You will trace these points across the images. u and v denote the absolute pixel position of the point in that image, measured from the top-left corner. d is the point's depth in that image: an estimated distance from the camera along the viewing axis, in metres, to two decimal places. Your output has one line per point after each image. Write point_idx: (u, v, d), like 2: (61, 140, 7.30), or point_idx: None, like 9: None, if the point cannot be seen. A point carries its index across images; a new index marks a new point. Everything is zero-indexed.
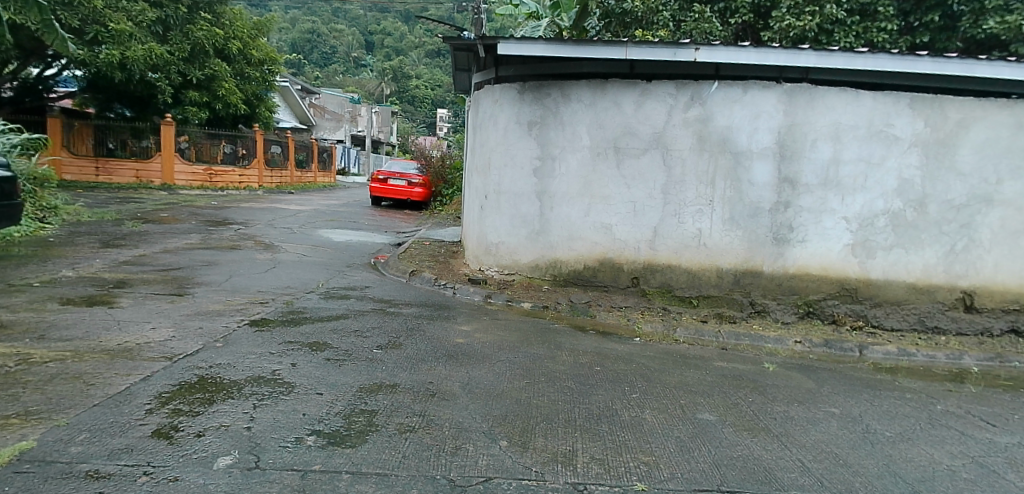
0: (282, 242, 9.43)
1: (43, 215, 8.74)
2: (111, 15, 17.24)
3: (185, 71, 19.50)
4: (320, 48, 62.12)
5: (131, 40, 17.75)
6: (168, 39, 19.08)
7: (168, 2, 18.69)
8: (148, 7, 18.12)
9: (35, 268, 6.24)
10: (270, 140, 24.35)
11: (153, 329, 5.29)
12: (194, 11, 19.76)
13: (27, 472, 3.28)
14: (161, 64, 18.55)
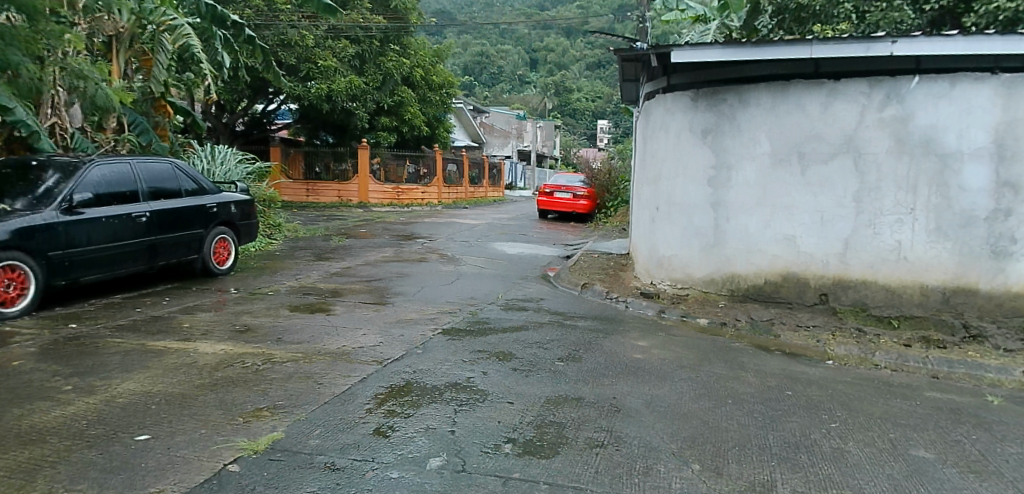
0: (462, 255, 10.00)
1: (269, 232, 10.10)
2: (320, 53, 19.73)
3: (378, 100, 21.28)
4: (488, 67, 65.41)
5: (336, 74, 19.96)
6: (364, 71, 20.91)
7: (364, 38, 20.53)
8: (348, 44, 20.23)
9: (267, 279, 7.20)
10: (447, 158, 26.06)
11: (364, 335, 5.82)
12: (386, 43, 21.39)
13: (280, 460, 3.69)
14: (359, 94, 20.54)
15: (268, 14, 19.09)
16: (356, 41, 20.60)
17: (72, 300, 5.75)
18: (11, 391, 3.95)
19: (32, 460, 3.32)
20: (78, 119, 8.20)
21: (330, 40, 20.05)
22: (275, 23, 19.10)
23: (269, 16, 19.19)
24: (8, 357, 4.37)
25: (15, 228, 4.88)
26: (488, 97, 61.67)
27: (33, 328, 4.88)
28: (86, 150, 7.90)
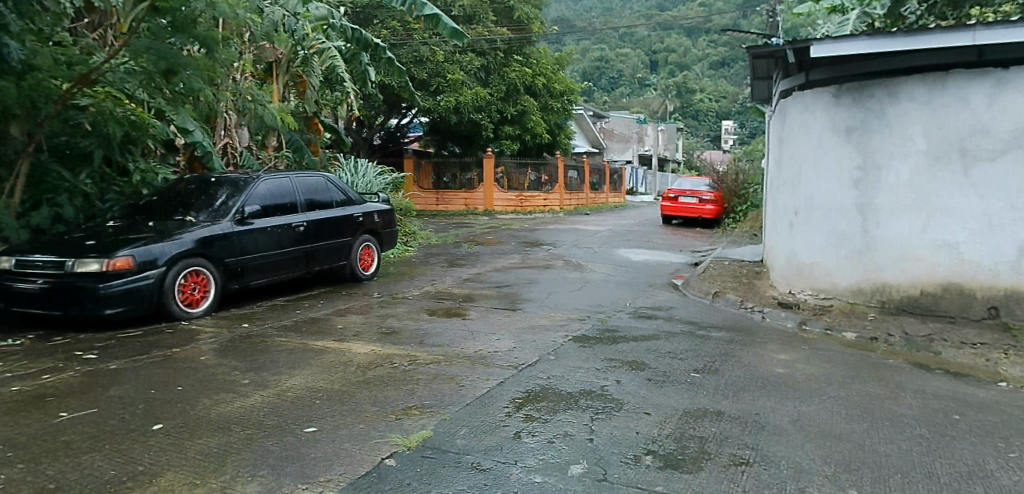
0: (588, 262, 10.00)
1: (405, 240, 10.66)
2: (448, 68, 20.46)
3: (502, 109, 21.90)
4: (608, 72, 65.02)
5: (463, 87, 20.76)
6: (489, 82, 21.68)
7: (489, 50, 21.30)
8: (474, 56, 21.02)
9: (407, 284, 7.61)
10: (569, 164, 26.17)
11: (499, 340, 5.95)
12: (509, 54, 22.06)
13: (431, 457, 3.84)
14: (484, 105, 21.23)
15: (401, 34, 19.82)
16: (482, 53, 21.39)
17: (244, 302, 6.39)
18: (202, 382, 4.44)
19: (219, 446, 3.70)
20: (246, 139, 9.09)
21: (457, 54, 20.83)
22: (409, 41, 19.87)
23: (404, 34, 19.92)
24: (197, 351, 4.91)
25: (200, 237, 5.51)
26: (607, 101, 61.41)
27: (216, 326, 5.46)
28: (253, 167, 8.77)
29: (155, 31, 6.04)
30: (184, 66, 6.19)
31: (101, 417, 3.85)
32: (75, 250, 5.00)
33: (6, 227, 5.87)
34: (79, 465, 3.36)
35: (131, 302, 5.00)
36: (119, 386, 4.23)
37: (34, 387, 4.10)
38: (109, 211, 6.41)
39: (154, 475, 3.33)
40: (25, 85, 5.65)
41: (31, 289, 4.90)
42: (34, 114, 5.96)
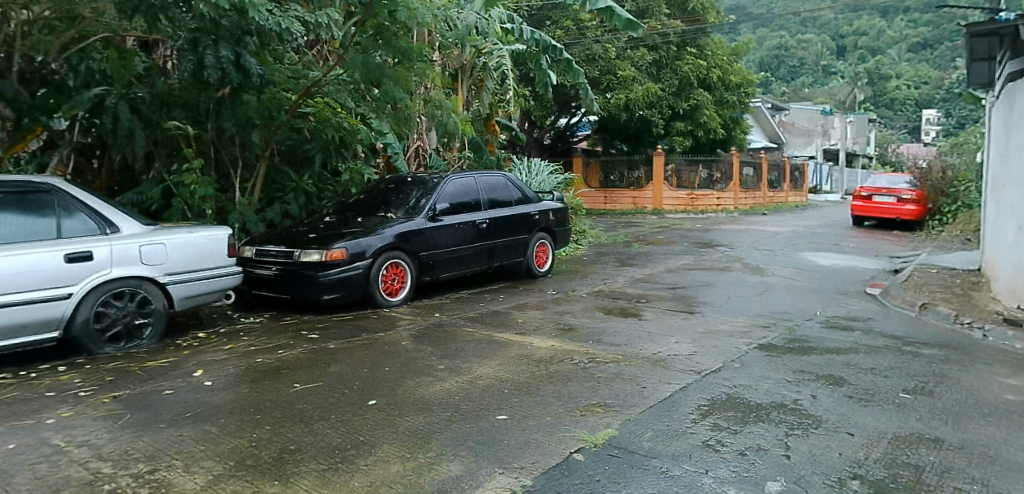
0: (769, 265, 9.41)
1: (575, 238, 10.83)
2: (619, 64, 20.33)
3: (674, 105, 21.33)
4: (787, 61, 60.43)
5: (634, 84, 20.48)
6: (661, 77, 21.24)
7: (662, 44, 20.89)
8: (646, 51, 20.72)
9: (581, 282, 7.73)
10: (746, 161, 24.67)
11: (678, 343, 5.76)
12: (682, 48, 21.53)
13: (618, 457, 3.73)
14: (655, 101, 20.86)
15: (576, 33, 20.03)
16: (654, 48, 21.06)
17: (433, 294, 6.88)
18: (404, 365, 4.84)
19: (423, 425, 4.01)
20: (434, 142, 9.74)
21: (629, 50, 20.64)
22: (582, 40, 19.98)
23: (577, 34, 20.10)
24: (397, 337, 5.37)
25: (400, 232, 6.04)
26: (785, 93, 57.23)
27: (412, 315, 5.93)
28: (438, 166, 9.53)
29: (364, 45, 6.81)
30: (387, 76, 6.91)
31: (325, 390, 4.36)
32: (299, 242, 5.76)
33: (248, 222, 6.97)
34: (311, 430, 3.82)
35: (344, 289, 5.62)
36: (338, 363, 4.76)
37: (272, 360, 4.74)
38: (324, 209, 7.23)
39: (371, 445, 3.70)
40: (263, 98, 6.68)
41: (268, 275, 5.71)
42: (270, 125, 6.92)
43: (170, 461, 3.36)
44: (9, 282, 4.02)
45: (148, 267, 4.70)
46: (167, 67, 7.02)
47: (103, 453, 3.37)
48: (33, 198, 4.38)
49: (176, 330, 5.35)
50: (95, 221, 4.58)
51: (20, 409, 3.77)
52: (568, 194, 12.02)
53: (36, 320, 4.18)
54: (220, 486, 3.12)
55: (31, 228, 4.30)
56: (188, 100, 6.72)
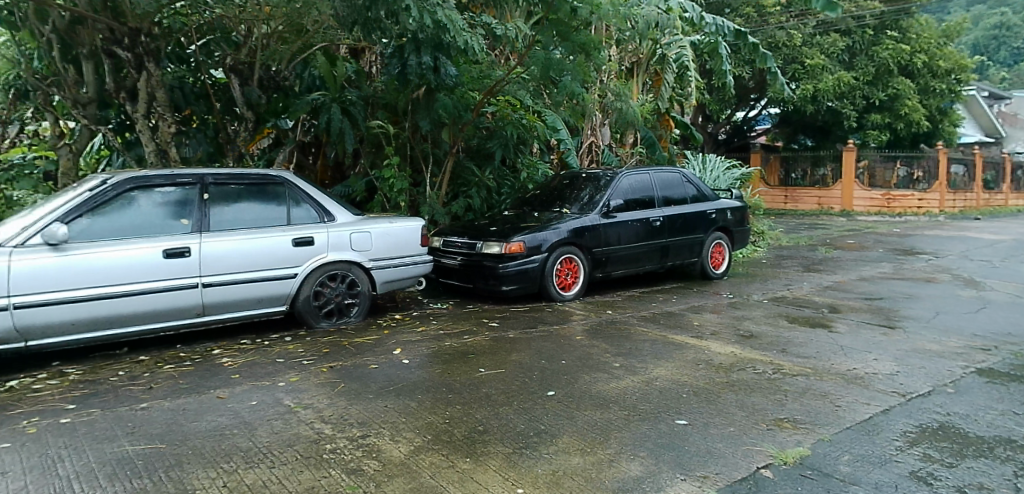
0: (988, 279, 8.21)
1: (754, 239, 10.30)
2: (806, 52, 18.82)
3: (869, 95, 19.45)
4: (1009, 41, 52.02)
5: (824, 73, 18.87)
6: (855, 65, 19.50)
7: (856, 28, 19.23)
8: (838, 37, 19.01)
9: (761, 286, 7.34)
10: (956, 158, 21.60)
11: (877, 360, 5.22)
12: (880, 31, 19.57)
13: (812, 478, 3.29)
14: (848, 91, 19.13)
15: (757, 20, 18.93)
16: (847, 33, 19.39)
17: (605, 290, 6.95)
18: (581, 359, 4.92)
19: (602, 419, 4.02)
20: (608, 137, 9.72)
21: (818, 36, 19.11)
22: (764, 27, 18.77)
23: (760, 21, 18.92)
24: (573, 331, 5.47)
25: (574, 228, 6.17)
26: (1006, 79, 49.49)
27: (585, 310, 6.02)
28: (611, 162, 9.60)
29: (547, 44, 6.93)
30: (568, 72, 7.03)
31: (508, 377, 4.56)
32: (482, 234, 6.10)
33: (436, 214, 7.57)
34: (497, 414, 4.01)
35: (520, 281, 5.87)
36: (518, 353, 4.96)
37: (458, 344, 5.06)
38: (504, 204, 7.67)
39: (552, 435, 3.77)
40: (454, 97, 7.15)
41: (453, 264, 6.14)
42: (457, 122, 7.46)
43: (377, 429, 3.72)
44: (251, 260, 4.76)
45: (357, 252, 5.32)
46: (372, 72, 7.82)
47: (324, 415, 3.82)
48: (270, 188, 5.10)
49: (377, 310, 5.94)
50: (316, 211, 5.25)
51: (258, 371, 4.40)
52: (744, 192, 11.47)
53: (269, 294, 4.90)
54: (422, 456, 3.39)
55: (268, 215, 5.03)
56: (388, 101, 7.40)
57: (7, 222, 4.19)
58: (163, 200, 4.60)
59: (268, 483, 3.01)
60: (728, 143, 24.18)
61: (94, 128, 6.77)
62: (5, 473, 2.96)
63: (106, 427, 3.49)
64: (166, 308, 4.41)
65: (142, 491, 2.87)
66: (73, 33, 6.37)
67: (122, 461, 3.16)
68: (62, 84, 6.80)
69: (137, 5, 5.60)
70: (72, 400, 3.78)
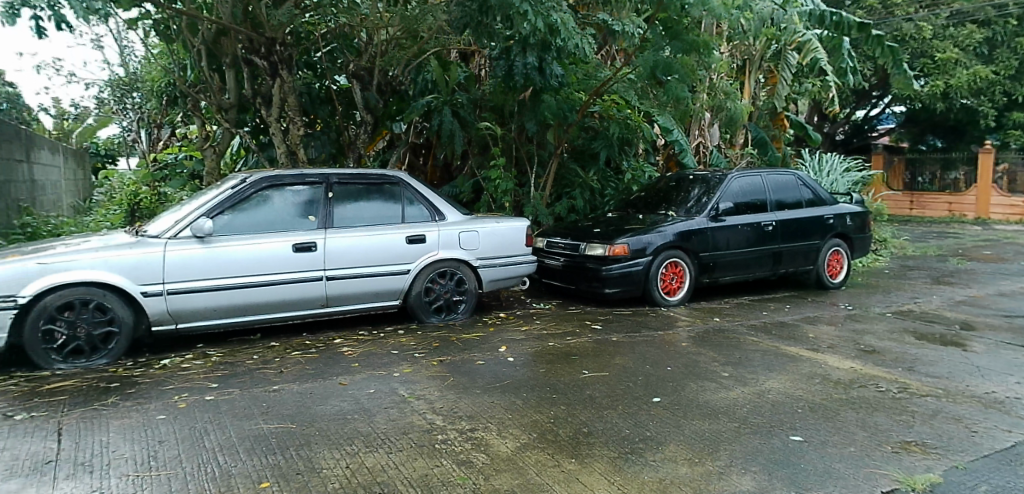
0: None
1: (875, 248, 9.70)
2: (938, 45, 17.33)
3: (1011, 91, 17.71)
4: None
5: (957, 67, 17.41)
6: (994, 58, 17.81)
7: (997, 18, 17.45)
8: (975, 27, 17.38)
9: (883, 298, 6.91)
10: None
11: (1021, 384, 4.73)
12: None
13: None
14: (984, 87, 17.58)
15: (881, 13, 17.65)
16: (987, 23, 17.69)
17: (713, 296, 6.91)
18: (687, 366, 4.82)
19: (711, 429, 3.89)
20: (716, 138, 9.70)
21: (952, 28, 17.56)
22: (889, 19, 17.48)
23: (884, 13, 17.66)
24: (678, 337, 5.40)
25: (680, 231, 6.18)
26: None
27: (690, 318, 5.93)
28: (720, 164, 9.34)
29: (655, 43, 6.89)
30: (676, 70, 6.89)
31: (613, 380, 4.54)
32: (586, 235, 6.21)
33: (540, 214, 7.74)
34: (602, 417, 3.98)
35: (624, 284, 5.92)
36: (622, 356, 4.93)
37: (562, 345, 5.11)
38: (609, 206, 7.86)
39: (659, 442, 3.68)
40: (559, 98, 7.37)
41: (556, 265, 6.31)
42: (562, 123, 7.65)
43: (486, 423, 3.82)
44: (369, 256, 5.16)
45: (465, 251, 5.61)
46: (481, 75, 8.12)
47: (436, 407, 3.97)
48: (387, 188, 5.46)
49: (483, 308, 6.19)
50: (428, 210, 5.58)
51: (376, 361, 4.66)
52: (864, 196, 10.84)
53: (384, 288, 5.29)
54: (528, 454, 3.43)
55: (385, 214, 5.39)
56: (496, 103, 7.67)
57: (163, 216, 4.76)
58: (294, 199, 5.05)
59: (386, 467, 3.17)
60: (845, 143, 22.91)
61: (234, 130, 7.41)
62: (162, 442, 3.30)
63: (244, 405, 3.81)
64: (294, 297, 4.88)
65: (277, 466, 3.10)
66: (218, 44, 6.97)
67: (258, 438, 3.43)
68: (209, 90, 7.48)
69: (274, 16, 6.04)
70: (215, 379, 4.17)
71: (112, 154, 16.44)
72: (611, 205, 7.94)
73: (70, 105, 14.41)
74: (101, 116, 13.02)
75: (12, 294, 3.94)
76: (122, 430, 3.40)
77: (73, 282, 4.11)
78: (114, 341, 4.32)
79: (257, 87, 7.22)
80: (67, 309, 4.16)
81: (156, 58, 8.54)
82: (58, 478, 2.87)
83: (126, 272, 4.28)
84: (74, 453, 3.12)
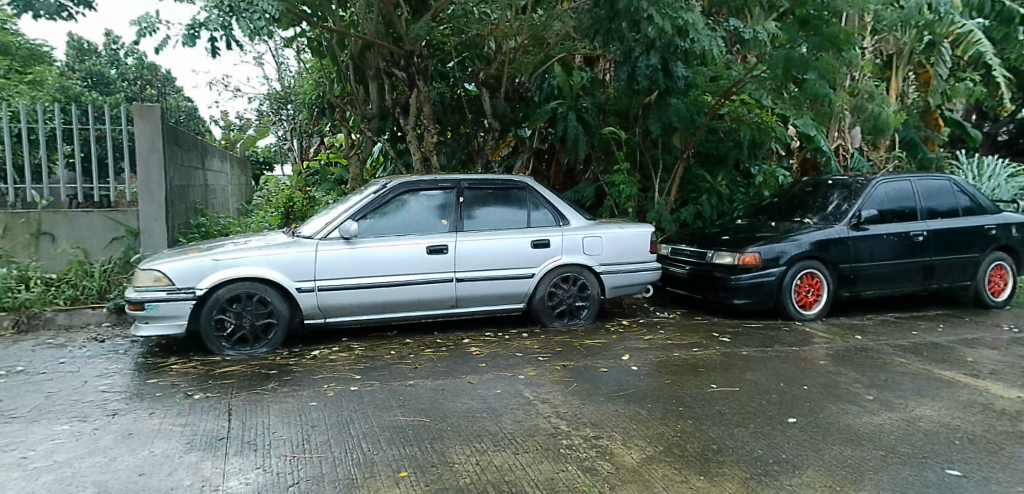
0: None
1: None
2: None
3: None
4: None
5: None
6: None
7: None
8: None
9: None
10: None
11: None
12: None
13: None
14: None
15: None
16: None
17: (851, 311, 6.57)
18: (826, 387, 4.46)
19: (855, 456, 3.36)
20: (858, 140, 9.28)
21: None
22: None
23: None
24: (814, 354, 5.11)
25: (818, 240, 5.94)
26: None
27: (827, 335, 5.60)
28: (863, 168, 8.92)
29: (791, 41, 6.58)
30: (813, 68, 6.50)
31: (743, 395, 4.27)
32: (713, 243, 6.11)
33: (664, 221, 7.66)
34: (732, 434, 3.61)
35: (755, 295, 5.79)
36: (752, 372, 4.68)
37: (688, 356, 5.00)
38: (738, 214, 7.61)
39: (795, 466, 3.19)
40: (687, 101, 7.22)
41: (681, 273, 6.27)
42: (689, 126, 7.44)
43: (611, 432, 3.60)
44: (496, 259, 5.34)
45: (588, 256, 5.63)
46: (606, 78, 8.31)
47: (560, 412, 3.85)
48: (513, 193, 5.59)
49: (606, 315, 6.27)
50: (553, 215, 5.65)
51: (502, 362, 4.81)
52: None
53: (510, 291, 5.46)
54: (654, 466, 3.12)
55: (513, 218, 5.54)
56: (621, 108, 7.73)
57: (315, 218, 5.21)
58: (429, 203, 5.33)
59: (513, 467, 3.07)
60: (1011, 144, 20.21)
61: (375, 138, 7.93)
62: (314, 426, 3.57)
63: (384, 397, 4.06)
64: (428, 297, 5.17)
65: (413, 457, 3.16)
66: (363, 58, 7.55)
67: (397, 429, 3.57)
68: (354, 101, 8.06)
69: (413, 30, 6.53)
70: (358, 371, 4.50)
71: (268, 162, 18.22)
72: (739, 212, 7.68)
73: (236, 120, 16.20)
74: (261, 128, 14.49)
75: (191, 287, 4.57)
76: (281, 413, 3.74)
77: (239, 277, 4.67)
78: (273, 331, 4.83)
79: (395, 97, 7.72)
80: (235, 301, 4.73)
81: (309, 73, 9.35)
82: (229, 453, 3.17)
83: (283, 268, 4.76)
84: (242, 431, 3.46)
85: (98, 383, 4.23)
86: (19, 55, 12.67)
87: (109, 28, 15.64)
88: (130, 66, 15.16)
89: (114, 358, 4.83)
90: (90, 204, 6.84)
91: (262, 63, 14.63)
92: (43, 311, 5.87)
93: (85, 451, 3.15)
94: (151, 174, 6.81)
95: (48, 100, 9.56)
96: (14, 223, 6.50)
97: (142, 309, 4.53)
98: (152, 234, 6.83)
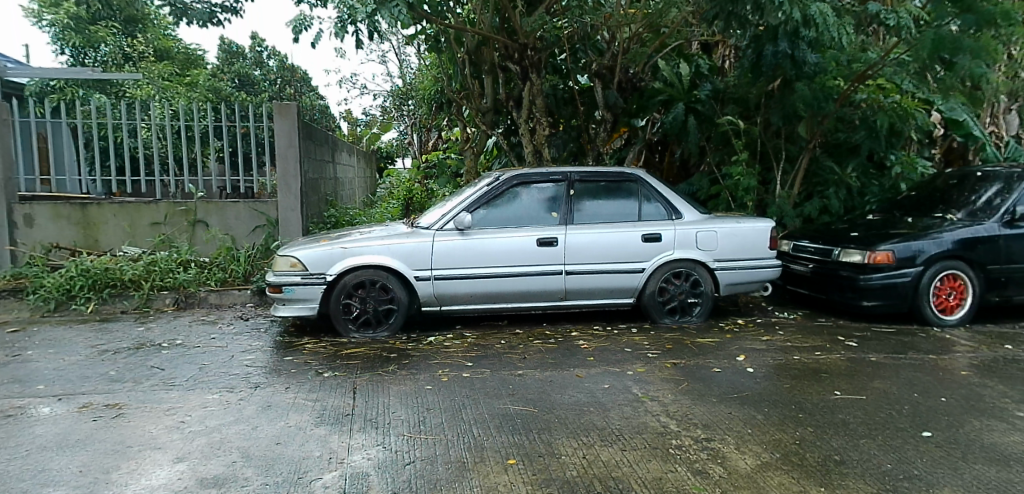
0: None
1: None
2: None
3: None
4: None
5: None
6: None
7: None
8: None
9: None
10: None
11: None
12: None
13: None
14: None
15: None
16: None
17: (1000, 317, 5.95)
18: (967, 400, 3.95)
19: (1002, 477, 2.89)
20: (1015, 127, 8.32)
21: None
22: None
23: None
24: (956, 363, 4.64)
25: (962, 238, 5.41)
26: None
27: (973, 343, 5.07)
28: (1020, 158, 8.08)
29: (937, 19, 6.07)
30: (964, 48, 5.89)
31: (871, 405, 3.89)
32: (840, 240, 5.71)
33: (786, 215, 7.28)
34: (856, 446, 3.28)
35: (887, 297, 5.36)
36: (882, 380, 4.32)
37: (809, 360, 4.73)
38: (870, 208, 7.05)
39: (928, 483, 2.83)
40: (814, 87, 6.78)
41: (804, 272, 5.93)
42: (817, 114, 6.99)
43: (723, 435, 3.46)
44: (607, 252, 5.32)
45: (701, 252, 5.47)
46: (724, 66, 8.11)
47: (670, 411, 3.78)
48: (625, 186, 5.53)
49: (720, 313, 6.08)
50: (665, 208, 5.52)
51: (610, 357, 4.80)
52: None
53: (619, 285, 5.42)
54: (769, 474, 2.94)
55: (624, 210, 5.49)
56: (741, 95, 7.44)
57: (432, 209, 5.44)
58: (540, 195, 5.40)
59: (621, 463, 3.05)
60: None
61: (489, 132, 8.17)
62: (429, 409, 3.75)
63: (494, 385, 4.20)
64: (537, 289, 5.26)
65: (521, 445, 3.25)
66: (479, 53, 7.79)
67: (505, 417, 3.68)
68: (470, 96, 8.31)
69: (527, 24, 6.66)
70: (470, 359, 4.68)
71: (390, 156, 19.21)
72: (872, 206, 7.13)
73: (362, 117, 17.25)
74: (385, 124, 15.34)
75: (322, 272, 4.96)
76: (400, 395, 3.98)
77: (364, 264, 5.00)
78: (393, 316, 5.14)
79: (510, 91, 7.96)
80: (361, 288, 5.08)
81: (428, 69, 9.75)
82: (354, 429, 3.42)
83: (402, 256, 5.03)
84: (365, 409, 3.72)
85: (243, 358, 4.71)
86: (179, 58, 14.16)
87: (254, 32, 17.12)
88: (271, 67, 16.56)
89: (256, 336, 5.35)
90: (237, 195, 7.58)
91: (386, 61, 15.46)
92: (198, 291, 6.59)
93: (231, 419, 3.53)
94: (289, 168, 7.42)
95: (203, 101, 10.67)
96: (174, 211, 7.30)
97: (281, 292, 4.97)
98: (288, 224, 7.43)
